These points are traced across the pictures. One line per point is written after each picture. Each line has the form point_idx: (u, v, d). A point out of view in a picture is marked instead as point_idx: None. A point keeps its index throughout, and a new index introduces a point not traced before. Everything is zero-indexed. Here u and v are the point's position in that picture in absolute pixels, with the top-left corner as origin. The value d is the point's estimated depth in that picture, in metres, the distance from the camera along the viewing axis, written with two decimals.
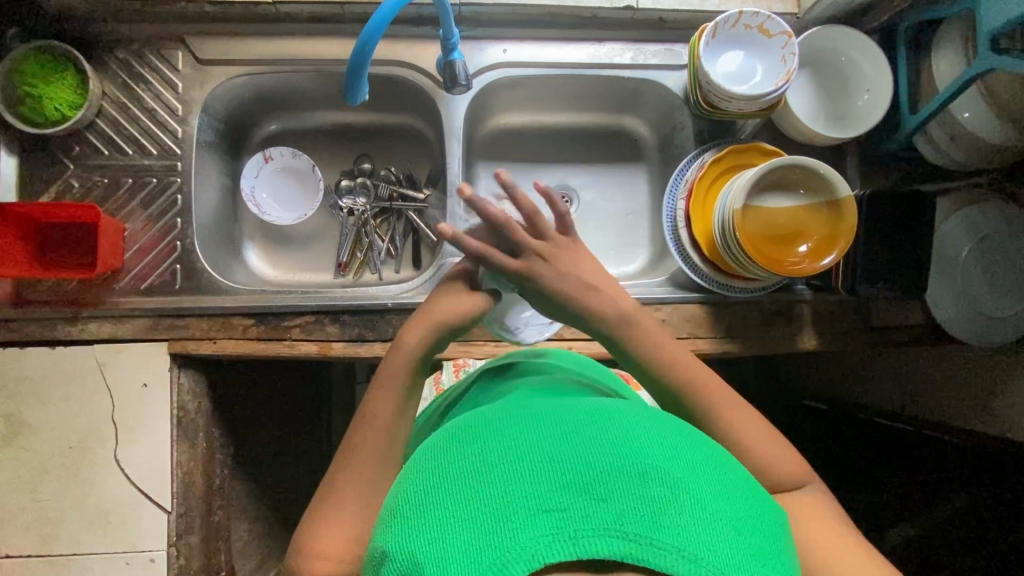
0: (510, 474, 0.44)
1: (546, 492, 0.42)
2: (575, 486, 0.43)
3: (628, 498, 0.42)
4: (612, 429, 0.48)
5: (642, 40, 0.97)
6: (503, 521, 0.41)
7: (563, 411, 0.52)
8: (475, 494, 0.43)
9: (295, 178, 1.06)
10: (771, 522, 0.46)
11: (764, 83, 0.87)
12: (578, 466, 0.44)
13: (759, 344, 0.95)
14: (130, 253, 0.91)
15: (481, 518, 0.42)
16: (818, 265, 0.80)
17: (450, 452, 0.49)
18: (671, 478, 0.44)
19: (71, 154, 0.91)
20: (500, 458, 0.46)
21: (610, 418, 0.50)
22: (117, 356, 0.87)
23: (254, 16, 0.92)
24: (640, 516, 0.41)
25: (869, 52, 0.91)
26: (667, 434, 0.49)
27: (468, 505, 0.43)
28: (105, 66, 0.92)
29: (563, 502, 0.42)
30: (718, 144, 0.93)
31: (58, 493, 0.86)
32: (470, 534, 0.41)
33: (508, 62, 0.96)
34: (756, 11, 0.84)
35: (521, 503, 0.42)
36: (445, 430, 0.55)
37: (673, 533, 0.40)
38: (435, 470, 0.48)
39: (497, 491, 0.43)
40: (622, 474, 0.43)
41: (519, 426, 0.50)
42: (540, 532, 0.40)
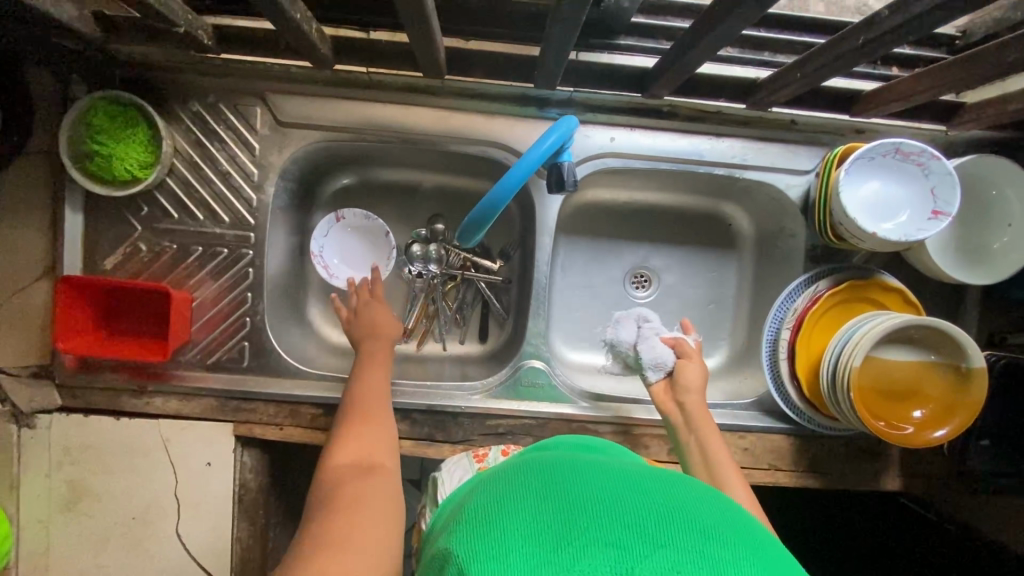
0: (574, 501, 0.42)
1: (607, 527, 0.39)
2: (636, 525, 0.39)
3: (690, 546, 0.38)
4: (677, 484, 0.45)
5: (765, 141, 0.87)
6: (563, 544, 0.38)
7: (628, 464, 0.50)
8: (538, 513, 0.41)
9: (366, 238, 0.98)
10: None
11: (909, 227, 0.77)
12: (643, 507, 0.41)
13: (841, 480, 0.90)
14: (197, 326, 0.86)
15: (544, 536, 0.39)
16: (931, 437, 0.75)
17: (517, 479, 0.47)
18: (737, 538, 0.40)
19: (139, 214, 0.85)
20: (566, 487, 0.44)
21: (677, 478, 0.47)
22: (183, 434, 0.85)
23: (343, 79, 0.83)
24: (696, 567, 0.37)
25: (1022, 189, 0.81)
26: (729, 506, 0.45)
27: (530, 521, 0.40)
28: (177, 120, 0.84)
29: (622, 540, 0.38)
30: (835, 270, 0.85)
31: (119, 562, 0.86)
32: (529, 547, 0.38)
33: (613, 152, 0.87)
34: (917, 146, 0.75)
35: (583, 527, 0.39)
36: (513, 463, 0.53)
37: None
38: (502, 492, 0.45)
39: (559, 511, 0.41)
40: (684, 524, 0.40)
41: (588, 467, 0.47)
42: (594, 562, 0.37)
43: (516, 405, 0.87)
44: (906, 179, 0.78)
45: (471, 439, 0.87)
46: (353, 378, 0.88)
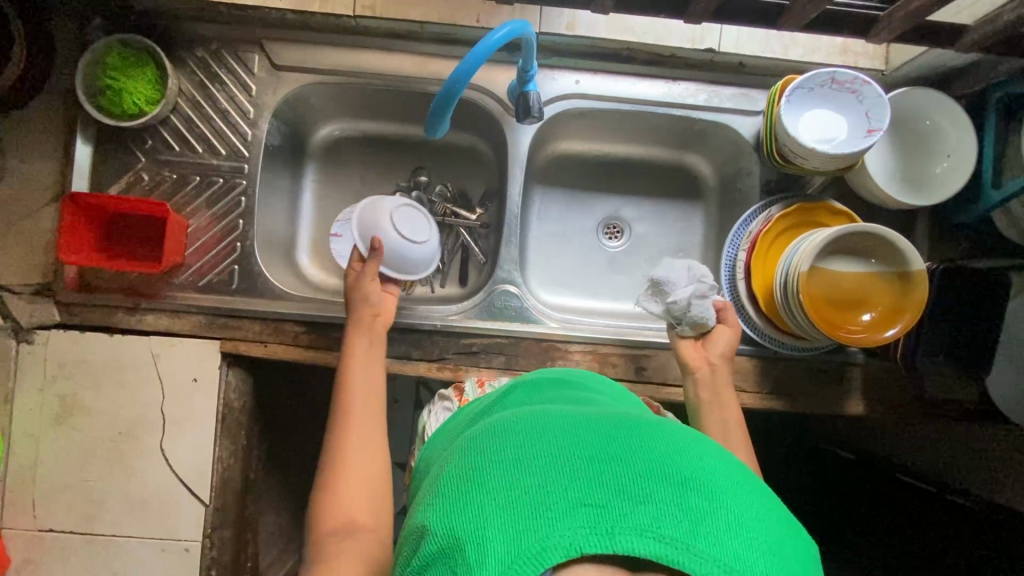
0: (548, 461, 0.42)
1: (585, 486, 0.40)
2: (614, 483, 0.40)
3: (669, 502, 0.39)
4: (653, 436, 0.46)
5: (718, 83, 0.94)
6: (540, 504, 0.39)
7: (608, 415, 0.50)
8: (515, 478, 0.41)
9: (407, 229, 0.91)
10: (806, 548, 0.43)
11: (847, 146, 0.84)
12: (619, 467, 0.41)
13: (806, 403, 0.93)
14: (192, 250, 0.92)
15: (520, 499, 0.40)
16: (880, 337, 0.78)
17: (490, 440, 0.47)
18: (715, 488, 0.41)
19: (144, 147, 0.92)
20: (542, 450, 0.44)
21: (654, 428, 0.48)
22: (171, 350, 0.89)
23: (333, 27, 0.92)
24: (678, 520, 0.38)
25: (954, 116, 0.87)
26: (710, 451, 0.46)
27: (505, 488, 0.41)
28: (183, 64, 0.93)
29: (601, 498, 0.39)
30: (787, 198, 0.91)
31: (104, 475, 0.89)
32: (507, 514, 0.39)
33: (579, 94, 0.95)
34: (852, 73, 0.81)
35: (562, 492, 0.40)
36: (489, 423, 0.53)
37: (712, 542, 0.37)
38: (474, 458, 0.45)
39: (535, 476, 0.41)
40: (663, 476, 0.41)
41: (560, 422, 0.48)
42: (576, 522, 0.38)
43: (490, 324, 0.92)
44: (843, 104, 0.85)
45: (446, 358, 0.91)
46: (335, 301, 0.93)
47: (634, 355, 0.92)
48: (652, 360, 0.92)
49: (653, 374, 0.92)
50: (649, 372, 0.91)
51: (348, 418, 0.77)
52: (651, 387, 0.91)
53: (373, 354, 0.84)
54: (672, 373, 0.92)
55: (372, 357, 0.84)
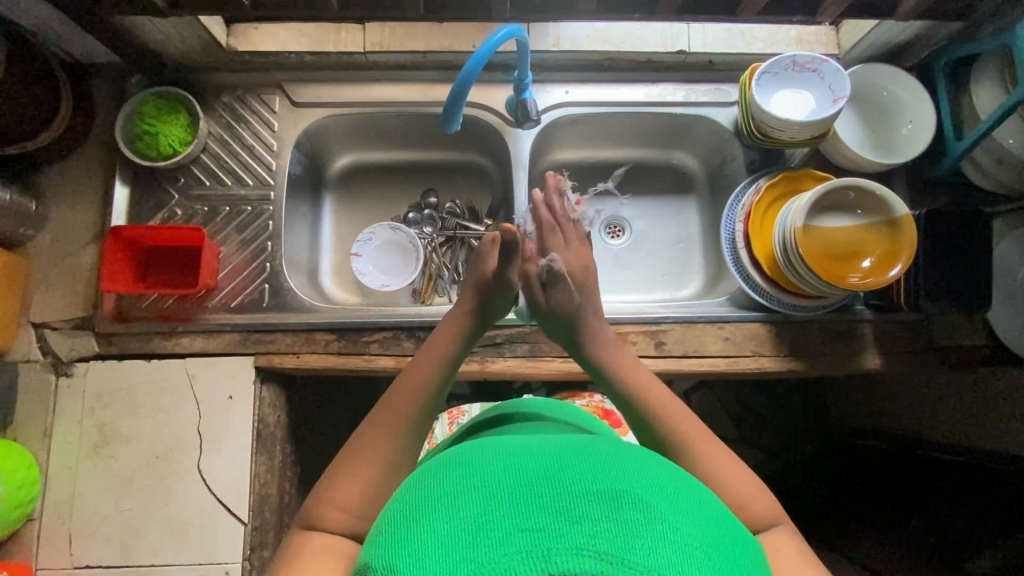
0: (491, 495, 0.47)
1: (523, 514, 0.44)
2: (551, 507, 0.44)
3: (601, 520, 0.43)
4: (585, 457, 0.51)
5: (693, 81, 1.05)
6: (484, 536, 0.43)
7: (545, 442, 0.55)
8: (457, 513, 0.46)
9: None
10: (739, 544, 0.48)
11: (817, 115, 0.93)
12: (555, 490, 0.46)
13: (823, 363, 0.96)
14: (223, 274, 0.98)
15: (462, 533, 0.44)
16: (887, 277, 0.83)
17: (439, 475, 0.51)
18: (643, 501, 0.45)
19: (176, 185, 1.00)
20: (482, 481, 0.48)
21: (589, 451, 0.52)
22: (207, 369, 0.92)
23: (346, 65, 1.03)
24: (611, 538, 0.42)
25: (908, 85, 0.97)
26: (640, 464, 0.51)
27: (449, 524, 0.45)
28: (212, 109, 1.02)
29: (538, 523, 0.43)
30: (771, 172, 0.99)
31: (143, 502, 0.89)
32: (451, 547, 0.43)
33: (571, 102, 1.05)
34: (809, 56, 0.92)
35: (501, 521, 0.44)
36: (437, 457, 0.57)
37: (642, 554, 0.41)
38: (421, 493, 0.50)
39: (477, 508, 0.45)
40: (597, 497, 0.45)
41: (503, 451, 0.53)
42: (516, 548, 0.42)
43: (513, 315, 0.96)
44: (807, 82, 0.95)
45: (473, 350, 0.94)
46: (361, 309, 0.97)
47: (651, 332, 0.96)
48: (670, 334, 0.96)
49: (672, 347, 0.95)
50: (668, 346, 0.95)
51: (386, 419, 0.68)
52: (672, 359, 0.95)
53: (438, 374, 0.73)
54: (690, 345, 0.96)
55: (447, 373, 0.75)
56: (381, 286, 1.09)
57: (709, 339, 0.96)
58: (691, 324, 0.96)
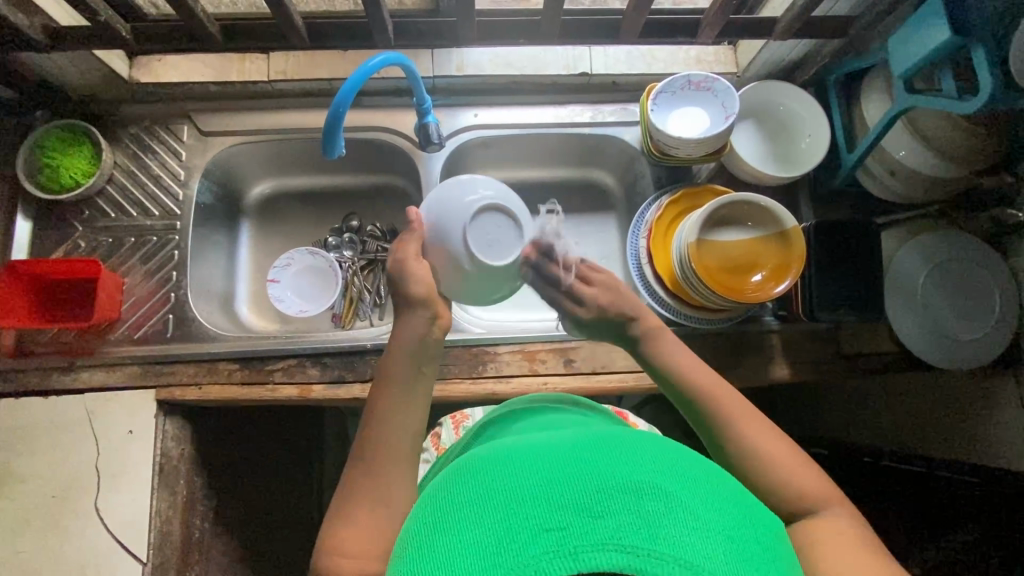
0: (510, 500, 0.46)
1: (546, 513, 0.44)
2: (571, 504, 0.44)
3: (622, 513, 0.43)
4: (606, 452, 0.50)
5: (600, 102, 1.07)
6: (510, 542, 0.43)
7: (564, 440, 0.55)
8: (483, 521, 0.45)
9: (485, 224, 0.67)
10: (763, 531, 0.48)
11: (712, 131, 0.95)
12: (575, 487, 0.46)
13: (733, 376, 0.96)
14: (127, 306, 0.97)
15: (487, 542, 0.44)
16: (772, 292, 0.85)
17: (459, 484, 0.51)
18: (664, 491, 0.45)
19: (81, 217, 0.99)
20: (506, 485, 0.48)
21: (608, 445, 0.52)
22: (105, 404, 0.90)
23: (252, 93, 1.04)
24: (634, 530, 0.42)
25: (802, 100, 1.00)
26: (656, 454, 0.50)
27: (472, 533, 0.45)
28: (117, 140, 1.02)
29: (561, 520, 0.43)
30: (672, 189, 1.01)
31: (35, 545, 0.86)
32: (476, 556, 0.43)
33: (479, 124, 1.06)
34: (701, 73, 0.94)
35: (523, 524, 0.44)
36: (455, 467, 0.57)
37: (668, 544, 0.41)
38: (444, 506, 0.50)
39: (501, 514, 0.45)
40: (617, 491, 0.45)
41: (521, 454, 0.52)
42: (542, 550, 0.42)
43: None
44: (701, 99, 0.97)
45: None
46: (267, 337, 0.97)
47: (561, 350, 0.96)
48: (578, 352, 0.96)
49: (581, 365, 0.96)
50: (577, 363, 0.95)
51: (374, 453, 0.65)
52: (581, 377, 0.95)
53: (400, 394, 0.69)
54: (599, 361, 0.96)
55: (412, 390, 0.70)
56: (297, 312, 1.09)
57: (618, 355, 0.96)
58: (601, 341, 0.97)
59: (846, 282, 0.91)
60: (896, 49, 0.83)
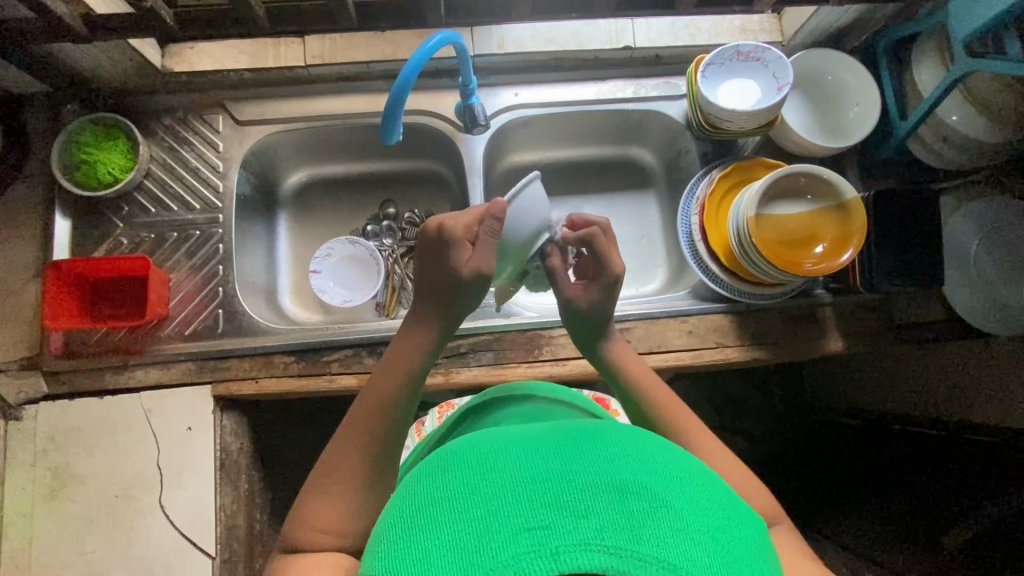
0: (494, 496, 0.46)
1: (529, 512, 0.44)
2: (556, 503, 0.44)
3: (606, 513, 0.43)
4: (592, 451, 0.50)
5: (642, 76, 1.05)
6: (488, 538, 0.43)
7: (547, 434, 0.55)
8: (461, 518, 0.45)
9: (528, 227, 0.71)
10: (749, 529, 0.47)
11: (763, 103, 0.93)
12: (561, 486, 0.45)
13: (787, 349, 0.96)
14: (174, 302, 0.95)
15: (465, 539, 0.43)
16: (838, 262, 0.84)
17: (438, 478, 0.51)
18: (650, 492, 0.45)
19: (120, 213, 0.97)
20: (489, 482, 0.48)
21: (593, 443, 0.52)
22: (163, 403, 0.90)
23: (289, 79, 1.01)
24: (618, 530, 0.42)
25: (851, 68, 0.98)
26: (641, 455, 0.50)
27: (450, 529, 0.45)
28: (153, 133, 1.00)
29: (544, 519, 0.43)
30: (723, 163, 0.99)
31: (102, 545, 0.86)
32: (452, 553, 0.43)
33: (521, 104, 1.04)
34: (751, 43, 0.92)
35: (506, 521, 0.43)
36: (436, 459, 0.56)
37: (651, 544, 0.41)
38: (423, 498, 0.49)
39: (482, 511, 0.45)
40: (601, 491, 0.45)
41: (505, 448, 0.52)
42: (523, 550, 0.41)
43: (475, 323, 0.95)
44: (751, 69, 0.95)
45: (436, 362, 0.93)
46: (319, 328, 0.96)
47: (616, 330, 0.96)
48: (633, 332, 0.96)
49: (636, 345, 0.95)
50: (632, 343, 0.95)
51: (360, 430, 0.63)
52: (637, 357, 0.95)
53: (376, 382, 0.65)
54: (654, 340, 0.96)
55: (416, 384, 0.67)
56: (342, 302, 1.07)
57: (673, 333, 0.96)
58: (654, 320, 0.96)
59: (900, 253, 0.90)
60: (956, 13, 0.81)
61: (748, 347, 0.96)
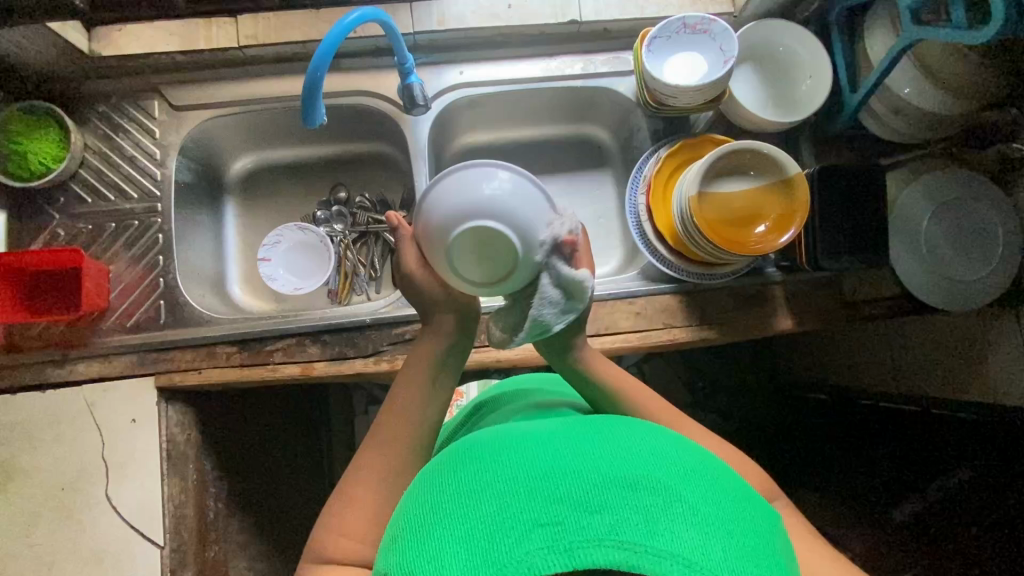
0: (508, 494, 0.48)
1: (542, 508, 0.46)
2: (568, 499, 0.46)
3: (620, 509, 0.45)
4: (604, 444, 0.52)
5: (591, 52, 1.02)
6: (503, 536, 0.45)
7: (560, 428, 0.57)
8: (474, 516, 0.47)
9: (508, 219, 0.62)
10: (761, 521, 0.50)
11: (710, 78, 0.91)
12: (572, 482, 0.47)
13: (737, 329, 0.95)
14: (116, 294, 0.94)
15: (481, 537, 0.46)
16: (777, 242, 0.83)
17: (454, 473, 0.53)
18: (663, 486, 0.47)
19: (56, 204, 0.95)
20: (502, 479, 0.50)
21: (606, 437, 0.54)
22: (105, 394, 0.89)
23: (224, 61, 0.98)
24: (633, 526, 0.44)
25: (803, 39, 0.95)
26: (655, 448, 0.52)
27: (467, 526, 0.47)
28: (85, 119, 0.97)
29: (557, 516, 0.45)
30: (671, 141, 0.97)
31: (51, 536, 0.86)
32: (467, 550, 0.45)
33: (465, 83, 1.00)
34: (697, 15, 0.89)
35: (519, 519, 0.46)
36: (453, 454, 0.59)
37: (666, 540, 0.43)
38: (438, 495, 0.51)
39: (496, 507, 0.47)
40: (613, 486, 0.47)
41: (518, 445, 0.54)
42: (537, 546, 0.44)
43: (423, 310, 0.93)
44: (698, 42, 0.92)
45: (382, 350, 0.92)
46: (263, 317, 0.95)
47: None
48: None
49: (585, 328, 0.95)
50: None
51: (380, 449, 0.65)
52: (585, 340, 0.94)
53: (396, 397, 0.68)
54: (602, 323, 0.95)
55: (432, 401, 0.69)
56: (293, 289, 1.06)
57: (621, 315, 0.95)
58: (602, 302, 0.96)
59: (849, 230, 0.88)
60: None
61: (697, 328, 0.95)
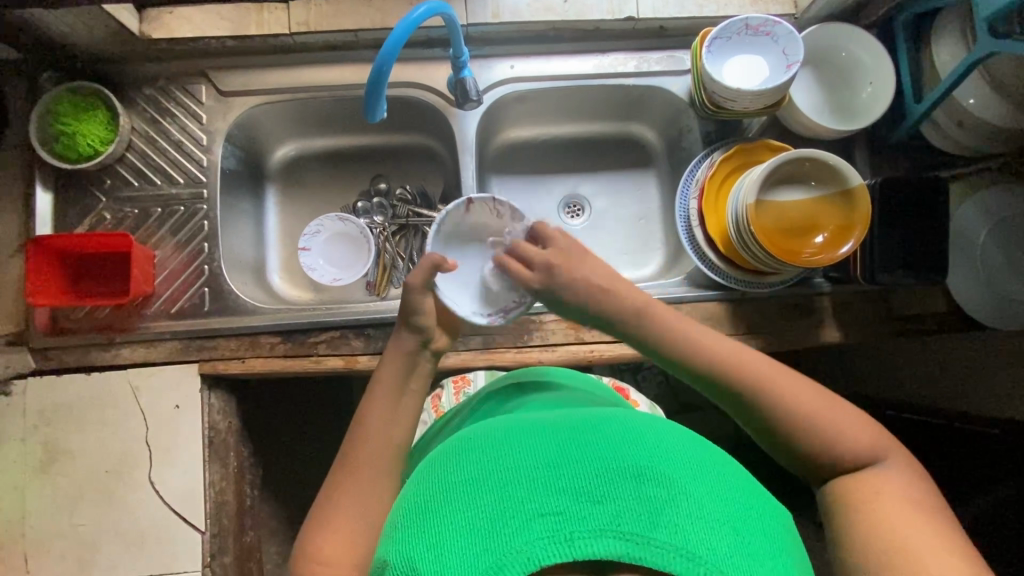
0: (508, 483, 0.47)
1: (542, 498, 0.45)
2: (569, 489, 0.45)
3: (622, 500, 0.44)
4: (606, 436, 0.51)
5: (645, 49, 0.99)
6: (502, 525, 0.44)
7: (561, 419, 0.56)
8: (474, 503, 0.46)
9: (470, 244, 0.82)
10: (768, 517, 0.49)
11: (769, 83, 0.89)
12: (573, 472, 0.46)
13: (783, 339, 0.94)
14: (160, 280, 0.94)
15: (479, 524, 0.44)
16: (834, 254, 0.81)
17: (452, 461, 0.52)
18: (667, 478, 0.46)
19: (103, 187, 0.95)
20: (501, 467, 0.49)
21: (608, 429, 0.53)
22: (151, 379, 0.89)
23: (275, 48, 0.97)
24: (635, 517, 0.43)
25: (867, 45, 0.93)
26: (658, 441, 0.51)
27: (466, 516, 0.45)
28: (133, 102, 0.96)
29: (558, 506, 0.44)
30: (725, 144, 0.95)
31: (95, 518, 0.87)
32: (466, 538, 0.44)
33: (516, 77, 0.99)
34: (760, 16, 0.87)
35: (519, 508, 0.44)
36: (451, 443, 0.58)
37: (669, 532, 0.42)
38: (438, 482, 0.50)
39: (496, 496, 0.46)
40: (617, 477, 0.46)
41: (520, 435, 0.53)
42: (538, 535, 0.43)
43: None
44: (758, 45, 0.90)
45: None
46: (305, 308, 0.94)
47: None
48: None
49: None
50: None
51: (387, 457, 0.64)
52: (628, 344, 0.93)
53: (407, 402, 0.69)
54: None
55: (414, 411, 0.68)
56: (332, 280, 1.04)
57: None
58: None
59: (904, 246, 0.87)
60: None
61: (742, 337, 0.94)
